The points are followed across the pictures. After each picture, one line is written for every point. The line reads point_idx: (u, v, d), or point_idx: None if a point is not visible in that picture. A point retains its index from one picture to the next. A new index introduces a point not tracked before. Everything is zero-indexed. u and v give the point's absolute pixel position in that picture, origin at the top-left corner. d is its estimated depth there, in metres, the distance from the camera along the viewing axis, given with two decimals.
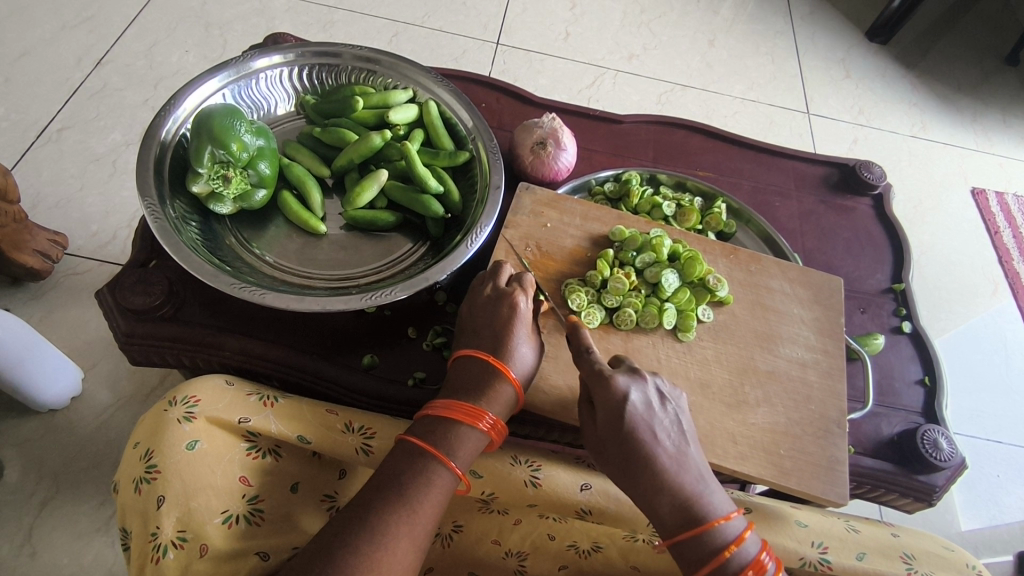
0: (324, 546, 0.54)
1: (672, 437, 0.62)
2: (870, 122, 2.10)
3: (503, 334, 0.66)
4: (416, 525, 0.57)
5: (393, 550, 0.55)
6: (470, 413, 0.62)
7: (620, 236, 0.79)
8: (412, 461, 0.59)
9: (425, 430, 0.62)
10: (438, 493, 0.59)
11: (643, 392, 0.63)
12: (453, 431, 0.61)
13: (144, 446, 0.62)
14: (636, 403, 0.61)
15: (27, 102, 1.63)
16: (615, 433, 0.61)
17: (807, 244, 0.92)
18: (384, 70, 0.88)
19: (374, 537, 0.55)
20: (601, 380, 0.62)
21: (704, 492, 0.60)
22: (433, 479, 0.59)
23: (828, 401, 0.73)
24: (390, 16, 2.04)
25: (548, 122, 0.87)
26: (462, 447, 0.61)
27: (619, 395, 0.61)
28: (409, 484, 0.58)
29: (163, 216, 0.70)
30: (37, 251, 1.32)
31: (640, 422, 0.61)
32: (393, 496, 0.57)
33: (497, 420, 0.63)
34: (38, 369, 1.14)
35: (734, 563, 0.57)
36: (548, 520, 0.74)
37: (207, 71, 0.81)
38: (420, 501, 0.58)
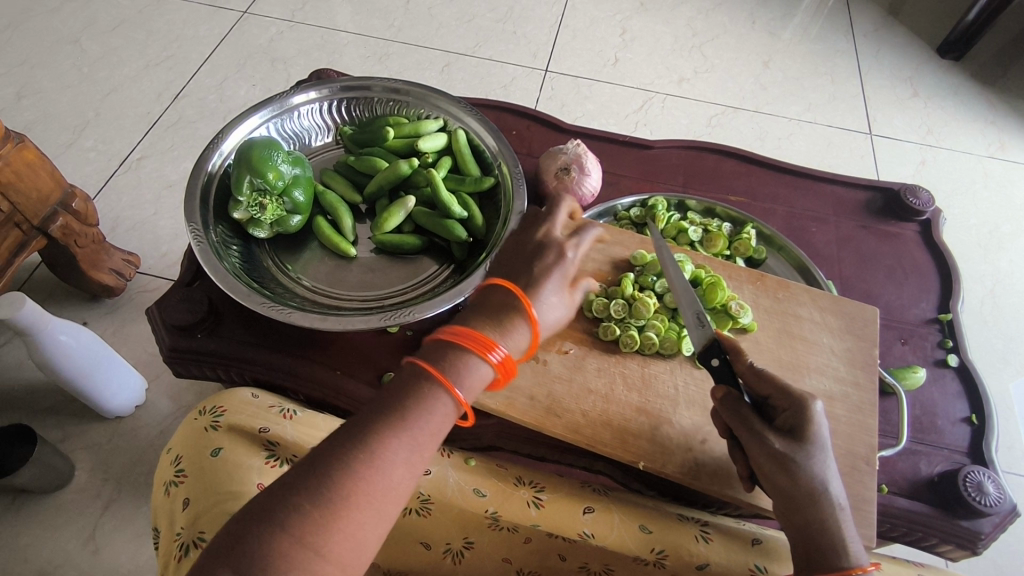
0: (316, 463, 0.49)
1: (839, 478, 0.59)
2: (939, 143, 2.01)
3: (538, 277, 0.64)
4: (415, 448, 0.51)
5: (390, 471, 0.50)
6: (481, 342, 0.55)
7: (641, 260, 0.78)
8: (416, 381, 0.53)
9: (432, 354, 0.55)
10: (440, 418, 0.53)
11: (828, 429, 0.59)
12: (458, 353, 0.55)
13: (175, 452, 0.68)
14: (824, 438, 0.59)
15: (114, 134, 1.80)
16: (793, 474, 0.57)
17: (844, 272, 0.88)
18: (416, 101, 0.92)
19: (370, 454, 0.49)
20: (792, 405, 0.59)
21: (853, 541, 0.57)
22: (433, 402, 0.52)
23: (857, 436, 0.68)
24: (444, 47, 2.12)
25: (573, 148, 0.88)
26: (468, 377, 0.54)
27: (805, 424, 0.58)
28: (410, 406, 0.52)
29: (205, 240, 0.76)
30: (112, 270, 1.44)
31: (808, 464, 0.57)
32: (393, 412, 0.51)
33: (507, 356, 0.56)
34: (104, 379, 1.23)
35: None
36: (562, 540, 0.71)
37: (250, 108, 0.87)
38: (418, 421, 0.52)
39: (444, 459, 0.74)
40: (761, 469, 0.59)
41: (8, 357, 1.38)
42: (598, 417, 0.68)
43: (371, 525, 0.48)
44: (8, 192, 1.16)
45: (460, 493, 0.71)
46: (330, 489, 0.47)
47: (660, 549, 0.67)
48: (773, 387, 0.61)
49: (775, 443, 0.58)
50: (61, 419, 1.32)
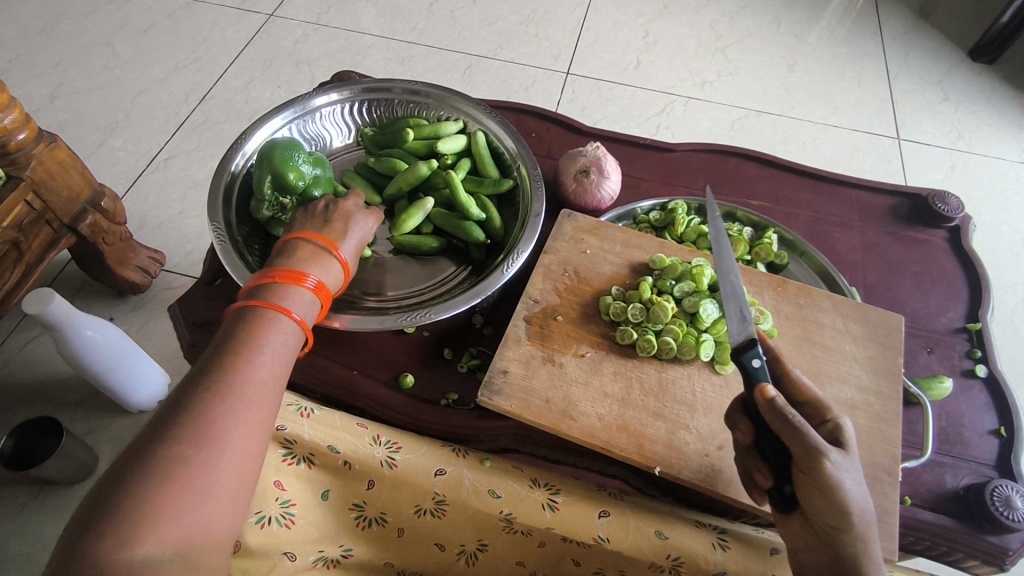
0: (161, 419, 0.50)
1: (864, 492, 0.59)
2: (970, 148, 1.97)
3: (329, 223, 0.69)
4: (264, 373, 0.54)
5: (247, 400, 0.52)
6: (292, 275, 0.61)
7: (660, 264, 0.78)
8: (245, 319, 0.57)
9: (253, 297, 0.59)
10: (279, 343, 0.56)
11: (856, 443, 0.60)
12: (275, 288, 0.59)
13: None
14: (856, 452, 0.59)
15: (142, 134, 1.84)
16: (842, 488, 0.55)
17: (869, 278, 0.87)
18: (436, 103, 0.93)
19: (221, 388, 0.51)
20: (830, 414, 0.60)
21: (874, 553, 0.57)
22: (273, 329, 0.56)
23: (879, 447, 0.67)
24: (465, 50, 2.13)
25: (592, 150, 0.87)
26: (293, 301, 0.59)
27: (842, 433, 0.59)
28: (237, 343, 0.54)
29: (227, 239, 0.77)
30: (138, 268, 1.48)
31: (850, 478, 0.56)
32: (230, 351, 0.54)
33: (322, 283, 0.63)
34: (128, 374, 1.26)
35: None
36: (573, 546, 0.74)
37: (273, 109, 0.88)
38: (262, 349, 0.55)
39: (458, 459, 0.72)
40: (806, 477, 0.57)
41: (39, 351, 1.41)
42: (614, 422, 0.67)
43: (238, 459, 0.50)
44: (42, 191, 1.18)
45: (476, 495, 0.72)
46: (186, 430, 0.48)
47: (676, 556, 0.68)
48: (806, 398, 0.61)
49: (831, 453, 0.55)
50: (86, 412, 1.35)
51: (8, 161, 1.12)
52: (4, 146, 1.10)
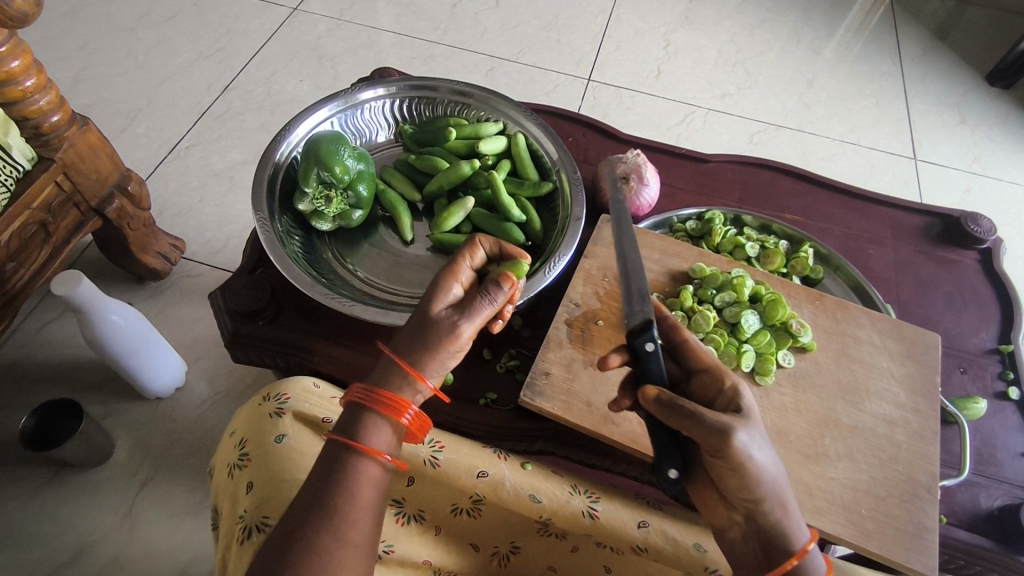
0: (283, 552, 0.57)
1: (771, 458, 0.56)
2: (985, 172, 1.99)
3: (438, 329, 0.65)
4: (365, 509, 0.60)
5: (350, 534, 0.59)
6: (392, 407, 0.63)
7: (700, 273, 0.78)
8: (343, 457, 0.62)
9: (352, 428, 0.63)
10: (373, 481, 0.62)
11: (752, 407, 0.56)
12: (375, 423, 0.63)
13: (240, 436, 0.72)
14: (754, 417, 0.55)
15: (164, 122, 1.84)
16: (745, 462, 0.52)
17: (902, 296, 0.87)
18: (477, 104, 0.93)
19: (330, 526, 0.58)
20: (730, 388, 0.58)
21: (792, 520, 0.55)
22: (372, 472, 0.62)
23: (916, 463, 0.68)
24: (487, 52, 2.14)
25: (632, 157, 0.88)
26: (385, 436, 0.63)
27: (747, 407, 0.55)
28: (340, 486, 0.60)
29: (272, 230, 0.78)
30: (159, 254, 1.48)
31: (756, 452, 0.53)
32: (337, 491, 0.60)
33: (416, 413, 0.66)
34: (149, 361, 1.25)
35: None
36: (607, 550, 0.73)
37: (319, 100, 0.89)
38: (360, 484, 0.61)
39: (501, 461, 0.72)
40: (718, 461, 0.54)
41: (57, 333, 1.41)
42: None
43: None
44: (71, 173, 1.18)
45: (517, 498, 0.71)
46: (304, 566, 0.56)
47: (713, 566, 0.67)
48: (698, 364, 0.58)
49: (736, 433, 0.52)
50: (103, 396, 1.35)
51: (40, 142, 1.12)
52: (38, 127, 1.10)
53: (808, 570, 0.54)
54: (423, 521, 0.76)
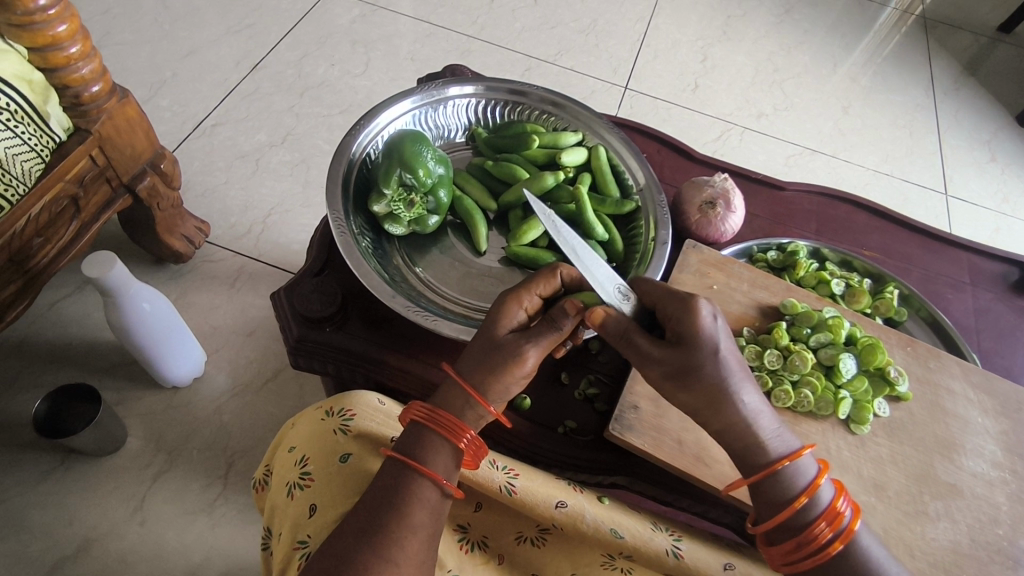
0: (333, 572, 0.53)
1: (747, 379, 0.56)
2: (1014, 212, 1.99)
3: (501, 357, 0.59)
4: (420, 536, 0.56)
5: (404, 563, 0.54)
6: (452, 432, 0.59)
7: (792, 309, 0.75)
8: (400, 478, 0.57)
9: (409, 448, 0.59)
10: (429, 508, 0.57)
11: (720, 331, 0.56)
12: (430, 446, 0.59)
13: (300, 452, 0.67)
14: (717, 345, 0.55)
15: (190, 97, 1.76)
16: (690, 386, 0.55)
17: (983, 345, 0.85)
18: (559, 113, 0.90)
19: (383, 553, 0.54)
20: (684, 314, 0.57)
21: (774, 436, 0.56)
22: (428, 496, 0.57)
23: (1018, 528, 0.65)
24: (525, 51, 2.09)
25: (720, 182, 0.85)
26: (441, 461, 0.59)
27: (693, 331, 0.56)
28: (396, 510, 0.56)
29: (347, 229, 0.73)
30: (184, 237, 1.41)
31: (702, 378, 0.55)
32: (392, 514, 0.56)
33: (477, 438, 0.60)
34: (172, 350, 1.19)
35: (806, 512, 0.55)
36: None
37: (402, 93, 0.85)
38: (416, 511, 0.56)
39: (578, 493, 0.68)
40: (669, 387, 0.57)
41: (70, 310, 1.32)
42: None
43: None
44: (106, 147, 1.11)
45: (595, 530, 0.66)
46: None
47: None
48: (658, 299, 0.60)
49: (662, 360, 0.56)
50: (117, 381, 1.26)
51: (77, 112, 1.04)
52: (77, 97, 1.02)
53: (793, 475, 0.56)
54: (488, 549, 0.69)
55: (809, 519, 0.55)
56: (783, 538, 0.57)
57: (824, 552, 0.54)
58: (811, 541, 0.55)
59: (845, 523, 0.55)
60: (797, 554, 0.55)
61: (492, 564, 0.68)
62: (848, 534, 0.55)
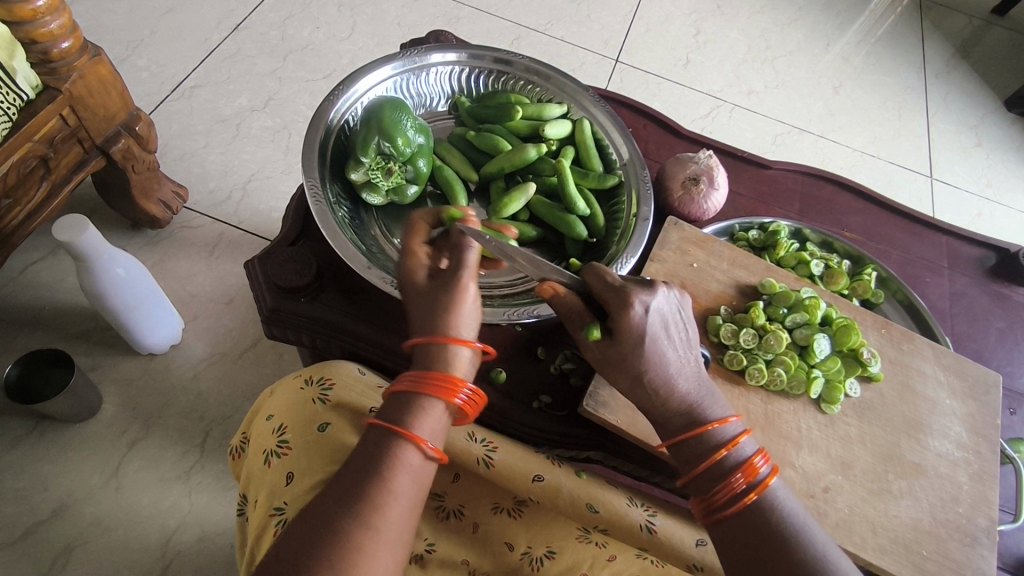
0: (310, 540, 0.51)
1: (678, 358, 0.60)
2: (996, 198, 2.00)
3: (435, 305, 0.59)
4: (402, 503, 0.54)
5: (385, 531, 0.52)
6: (444, 389, 0.57)
7: (770, 289, 0.75)
8: (384, 444, 0.55)
9: (395, 413, 0.57)
10: (412, 476, 0.55)
11: (650, 323, 0.58)
12: (416, 410, 0.57)
13: (278, 421, 0.66)
14: (647, 336, 0.58)
15: (168, 56, 1.71)
16: (610, 373, 0.61)
17: (956, 328, 0.86)
18: (544, 83, 0.88)
19: (364, 521, 0.52)
20: (620, 308, 0.58)
21: (693, 406, 0.60)
22: (413, 462, 0.55)
23: (977, 507, 0.66)
24: (515, 19, 2.04)
25: (704, 158, 0.84)
26: (428, 420, 0.57)
27: (629, 325, 0.58)
28: (378, 476, 0.54)
29: (323, 197, 0.71)
30: (160, 202, 1.38)
31: (631, 369, 0.59)
32: (374, 482, 0.53)
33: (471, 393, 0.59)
34: (148, 317, 1.17)
35: (725, 464, 0.58)
36: (647, 560, 0.67)
37: (383, 58, 0.82)
38: (399, 480, 0.54)
39: (556, 467, 0.69)
40: (602, 367, 0.62)
41: (44, 275, 1.29)
42: None
43: None
44: (78, 106, 1.07)
45: (572, 504, 0.67)
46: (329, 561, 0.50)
47: None
48: (598, 291, 0.61)
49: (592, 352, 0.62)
50: (91, 347, 1.24)
51: (46, 69, 1.00)
52: (45, 53, 0.98)
53: (718, 436, 0.59)
54: (462, 518, 0.69)
55: (728, 470, 0.58)
56: (702, 490, 0.59)
57: (739, 502, 0.56)
58: (726, 490, 0.57)
59: (761, 476, 0.57)
60: (714, 503, 0.58)
61: (464, 533, 0.68)
62: (763, 487, 0.57)
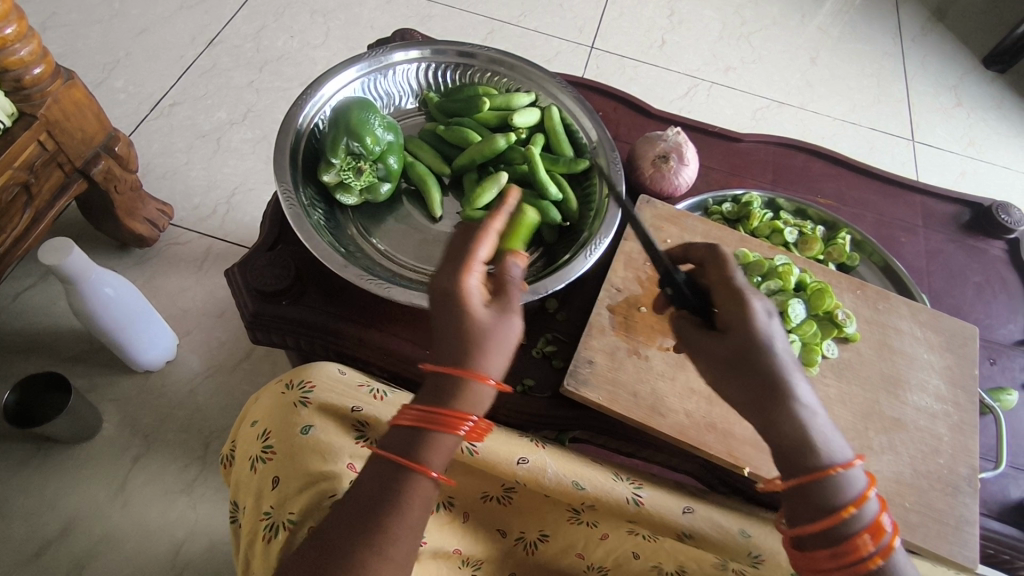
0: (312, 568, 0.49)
1: (801, 377, 0.54)
2: (978, 156, 2.01)
3: (458, 320, 0.53)
4: (407, 538, 0.50)
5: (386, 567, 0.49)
6: (452, 422, 0.51)
7: (744, 259, 0.76)
8: (390, 481, 0.50)
9: (400, 444, 0.51)
10: (420, 510, 0.51)
11: (774, 330, 0.55)
12: (427, 443, 0.51)
13: (262, 427, 0.68)
14: (768, 342, 0.54)
15: (145, 76, 1.72)
16: (732, 379, 0.55)
17: (933, 285, 0.87)
18: (510, 73, 0.89)
19: (364, 558, 0.48)
20: (738, 305, 0.56)
21: (826, 442, 0.51)
22: (421, 496, 0.51)
23: (958, 456, 0.68)
24: (488, 14, 2.05)
25: (672, 135, 0.85)
26: (435, 456, 0.51)
27: (753, 323, 0.55)
28: (386, 508, 0.50)
29: (297, 201, 0.72)
30: (146, 220, 1.39)
31: (757, 368, 0.54)
32: (379, 517, 0.49)
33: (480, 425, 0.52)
34: (142, 333, 1.18)
35: (851, 525, 0.49)
36: (637, 535, 0.69)
37: (347, 60, 0.83)
38: (403, 514, 0.50)
39: (540, 448, 0.70)
40: (722, 375, 0.55)
41: (36, 301, 1.31)
42: (702, 420, 0.67)
43: None
44: (54, 131, 1.08)
45: (559, 485, 0.68)
46: None
47: (756, 552, 0.67)
48: (717, 284, 0.60)
49: (709, 351, 0.57)
50: (88, 369, 1.26)
51: (21, 96, 1.02)
52: (18, 80, 0.99)
53: (844, 486, 0.50)
54: (454, 507, 0.71)
55: (853, 532, 0.49)
56: (817, 544, 0.50)
57: (862, 567, 0.49)
58: (851, 555, 0.49)
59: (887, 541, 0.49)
60: (818, 552, 0.50)
61: (458, 522, 0.70)
62: (887, 553, 0.49)
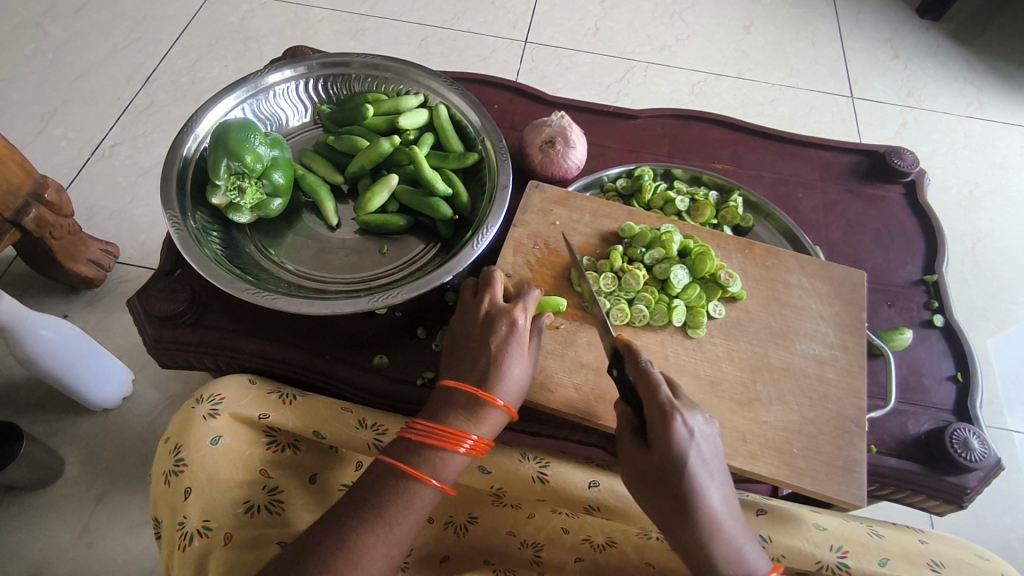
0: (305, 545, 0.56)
1: (719, 488, 0.59)
2: (919, 104, 2.01)
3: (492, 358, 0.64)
4: (399, 530, 0.58)
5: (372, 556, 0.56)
6: (454, 437, 0.61)
7: (629, 232, 0.78)
8: (388, 479, 0.60)
9: (403, 451, 0.62)
10: (418, 509, 0.59)
11: (695, 449, 0.57)
12: (433, 451, 0.61)
13: (173, 440, 0.67)
14: (691, 461, 0.57)
15: (83, 121, 1.74)
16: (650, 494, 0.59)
17: (831, 236, 0.89)
18: (394, 77, 0.90)
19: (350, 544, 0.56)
20: (664, 426, 0.58)
21: (739, 555, 0.57)
22: (418, 497, 0.59)
23: (846, 399, 0.69)
24: (420, 21, 2.07)
25: (556, 120, 0.87)
26: (440, 466, 0.61)
27: (676, 450, 0.57)
28: (386, 499, 0.59)
29: (184, 227, 0.74)
30: (90, 262, 1.41)
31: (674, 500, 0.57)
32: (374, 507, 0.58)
33: (480, 441, 0.62)
34: (90, 373, 1.20)
35: None
36: (561, 513, 0.73)
37: (224, 89, 0.85)
38: (400, 510, 0.59)
39: None
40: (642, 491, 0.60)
41: None
42: (592, 391, 0.69)
43: None
44: None
45: (466, 474, 0.70)
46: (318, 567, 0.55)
47: None
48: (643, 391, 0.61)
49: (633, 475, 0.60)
50: (46, 414, 1.28)
51: None
52: None
53: None
54: None
55: None
56: None
57: None
58: None
59: None
60: None
61: None
62: None
